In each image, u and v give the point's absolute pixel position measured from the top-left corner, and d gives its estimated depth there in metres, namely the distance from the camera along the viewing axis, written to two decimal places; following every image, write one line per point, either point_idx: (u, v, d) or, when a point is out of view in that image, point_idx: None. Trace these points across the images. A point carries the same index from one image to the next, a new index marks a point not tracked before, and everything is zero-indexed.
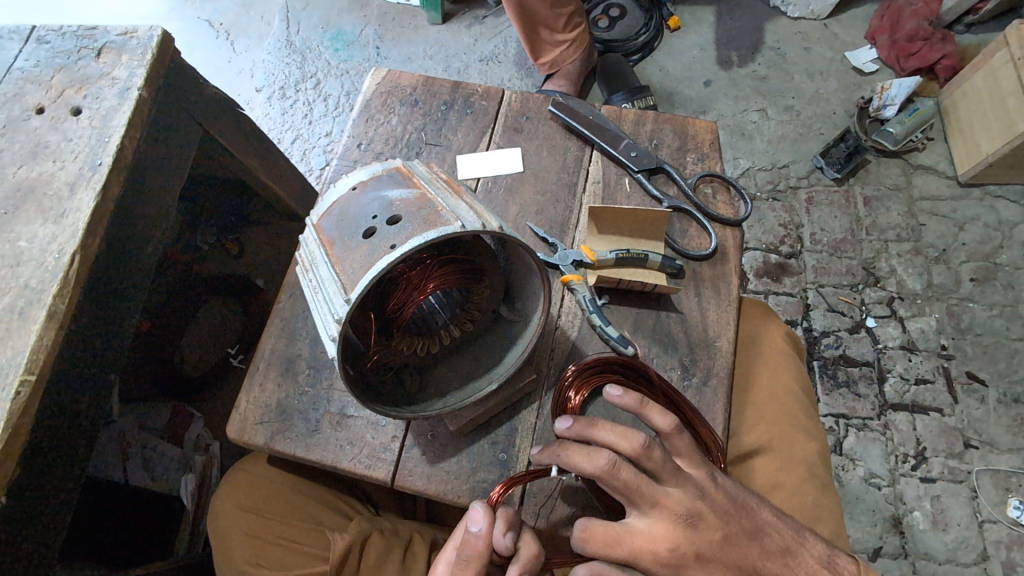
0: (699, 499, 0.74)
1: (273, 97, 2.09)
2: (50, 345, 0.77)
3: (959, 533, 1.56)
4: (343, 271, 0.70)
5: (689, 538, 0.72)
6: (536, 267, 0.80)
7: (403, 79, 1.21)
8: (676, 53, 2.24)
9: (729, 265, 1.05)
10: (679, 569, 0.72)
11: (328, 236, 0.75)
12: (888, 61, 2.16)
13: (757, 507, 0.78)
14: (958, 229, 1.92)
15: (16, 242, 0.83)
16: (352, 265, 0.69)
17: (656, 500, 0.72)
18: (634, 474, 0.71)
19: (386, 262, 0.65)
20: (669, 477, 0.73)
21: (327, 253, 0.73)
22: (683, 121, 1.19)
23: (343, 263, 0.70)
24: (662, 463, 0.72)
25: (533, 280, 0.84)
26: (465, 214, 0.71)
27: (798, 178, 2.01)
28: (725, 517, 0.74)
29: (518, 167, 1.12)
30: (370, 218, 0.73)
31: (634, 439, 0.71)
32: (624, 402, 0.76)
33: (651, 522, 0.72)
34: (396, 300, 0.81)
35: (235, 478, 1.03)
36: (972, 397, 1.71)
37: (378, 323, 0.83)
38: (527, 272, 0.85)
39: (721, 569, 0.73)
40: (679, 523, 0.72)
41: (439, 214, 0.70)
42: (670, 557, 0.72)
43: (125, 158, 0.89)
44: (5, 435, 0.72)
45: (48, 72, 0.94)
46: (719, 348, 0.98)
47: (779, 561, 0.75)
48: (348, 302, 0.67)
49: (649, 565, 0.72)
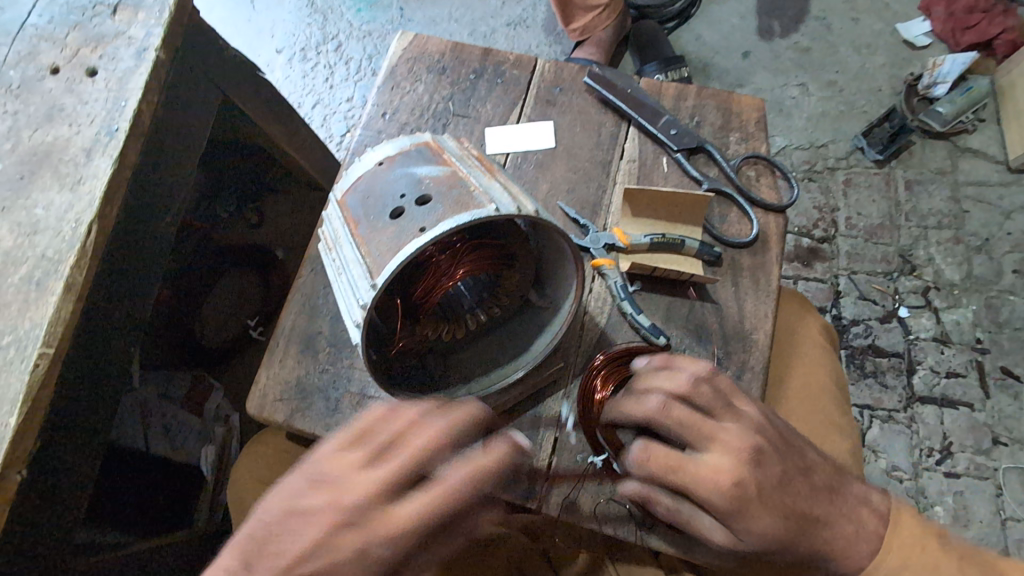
0: (757, 432, 0.71)
1: (294, 58, 2.03)
2: (69, 318, 0.75)
3: (981, 530, 1.52)
4: (369, 253, 0.66)
5: (753, 472, 0.68)
6: (572, 254, 0.75)
7: (431, 44, 1.15)
8: (715, 21, 2.11)
9: (771, 254, 0.99)
10: (742, 498, 0.67)
11: (353, 214, 0.71)
12: (942, 34, 2.01)
13: (798, 445, 0.73)
14: (1005, 218, 1.81)
15: (33, 210, 0.80)
16: (379, 248, 0.65)
17: (715, 434, 0.70)
18: (685, 410, 0.72)
19: (416, 246, 0.61)
20: (723, 412, 0.73)
21: (352, 232, 0.70)
22: (727, 96, 1.11)
23: (369, 245, 0.66)
24: (712, 400, 0.73)
25: (567, 266, 0.80)
26: (499, 195, 0.66)
27: (836, 159, 1.90)
28: (766, 455, 0.70)
29: (549, 142, 1.07)
30: (398, 197, 0.68)
31: (678, 378, 0.75)
32: (649, 365, 0.79)
33: (699, 449, 0.70)
34: (424, 285, 0.77)
35: (252, 451, 1.02)
36: (1005, 393, 1.64)
37: (405, 308, 0.79)
38: (559, 257, 0.81)
39: (778, 505, 0.68)
40: (741, 457, 0.68)
41: (471, 194, 0.66)
42: (732, 487, 0.67)
43: (142, 123, 0.85)
44: (23, 408, 0.71)
45: (63, 30, 0.90)
46: (756, 341, 0.94)
47: (827, 501, 0.72)
48: (374, 287, 0.63)
49: (709, 493, 0.67)
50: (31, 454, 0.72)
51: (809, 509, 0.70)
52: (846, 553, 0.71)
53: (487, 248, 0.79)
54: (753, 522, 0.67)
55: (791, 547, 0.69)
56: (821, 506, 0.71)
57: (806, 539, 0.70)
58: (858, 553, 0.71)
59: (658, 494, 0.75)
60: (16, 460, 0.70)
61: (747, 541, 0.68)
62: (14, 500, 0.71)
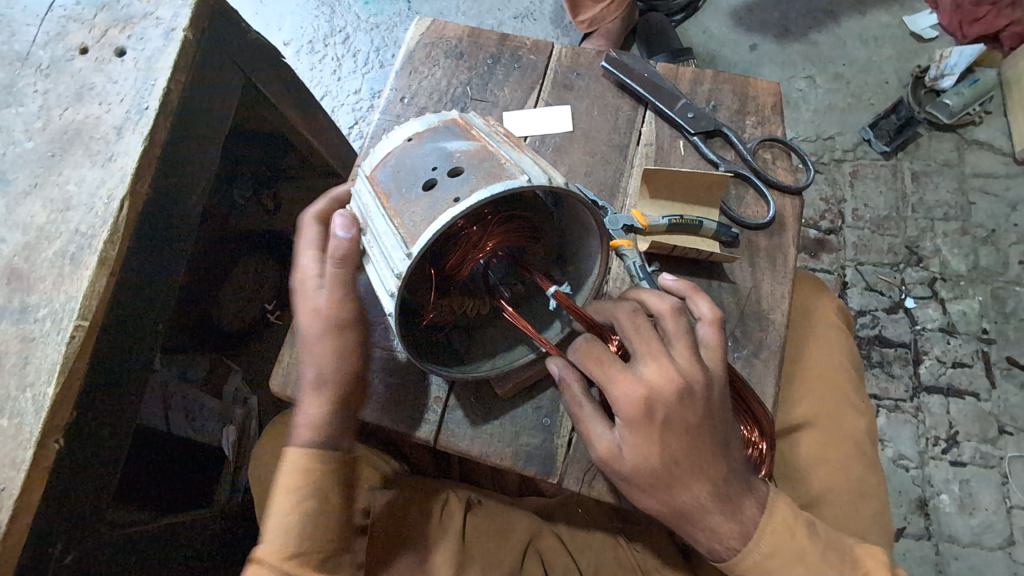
0: (702, 382, 0.70)
1: (302, 51, 2.04)
2: (103, 291, 0.77)
3: (986, 518, 1.54)
4: (403, 224, 0.67)
5: (670, 405, 0.68)
6: (598, 230, 0.78)
7: (448, 29, 1.16)
8: (723, 13, 2.12)
9: (787, 237, 1.00)
10: (645, 416, 0.68)
11: (384, 188, 0.72)
12: (950, 27, 2.02)
13: (731, 420, 0.74)
14: (1011, 210, 1.82)
15: (65, 186, 0.81)
16: (413, 219, 0.67)
17: (660, 360, 0.69)
18: (649, 327, 0.71)
19: (451, 215, 0.63)
20: (680, 348, 0.71)
21: (384, 205, 0.71)
22: (743, 81, 1.12)
23: (403, 216, 0.68)
24: (676, 336, 0.72)
25: (589, 242, 0.82)
26: (530, 167, 0.68)
27: (844, 150, 1.92)
28: (694, 399, 0.69)
29: (567, 126, 1.08)
30: (430, 170, 0.70)
31: (666, 300, 0.74)
32: (676, 286, 0.82)
33: (639, 360, 0.70)
34: (457, 255, 0.78)
35: (275, 430, 1.06)
36: (1010, 382, 1.65)
37: (437, 279, 0.82)
38: (581, 233, 0.83)
39: (676, 443, 0.69)
40: (670, 387, 0.68)
41: (503, 166, 0.67)
42: (638, 403, 0.68)
43: (172, 103, 0.86)
44: (61, 377, 0.73)
45: (91, 11, 0.91)
46: (773, 321, 0.95)
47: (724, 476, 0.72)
48: (409, 256, 0.65)
49: (617, 395, 0.69)
50: (70, 423, 0.74)
51: (701, 470, 0.71)
52: (710, 524, 0.72)
53: (515, 220, 0.80)
54: (642, 444, 0.69)
55: (663, 487, 0.71)
56: (711, 477, 0.71)
57: (678, 491, 0.71)
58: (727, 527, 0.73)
59: (573, 381, 0.76)
60: (55, 428, 0.72)
61: (625, 457, 0.71)
62: (53, 469, 0.73)
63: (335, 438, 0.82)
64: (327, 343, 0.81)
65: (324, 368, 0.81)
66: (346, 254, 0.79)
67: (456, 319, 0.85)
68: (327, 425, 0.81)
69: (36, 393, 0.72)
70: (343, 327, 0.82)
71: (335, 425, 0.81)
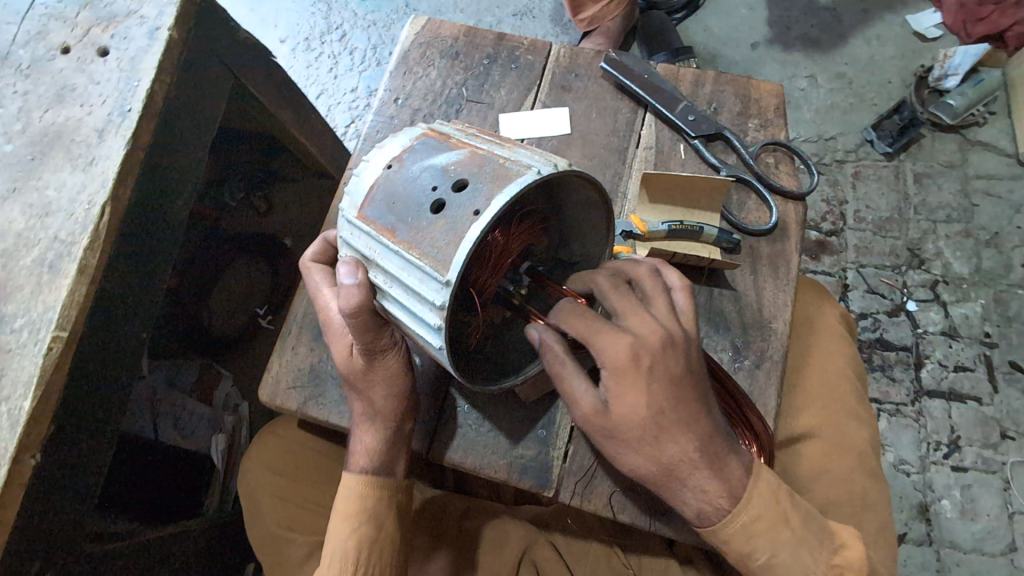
0: (681, 335, 0.70)
1: (298, 48, 2.01)
2: (83, 300, 0.74)
3: (987, 524, 1.52)
4: (424, 253, 0.65)
5: (655, 355, 0.67)
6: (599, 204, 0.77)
7: (443, 28, 1.13)
8: (724, 11, 2.09)
9: (789, 243, 0.98)
10: (632, 367, 0.67)
11: (383, 224, 0.69)
12: (953, 26, 1.99)
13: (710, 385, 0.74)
14: (1015, 212, 1.80)
15: (45, 191, 0.79)
16: (434, 245, 0.64)
17: (642, 315, 0.69)
18: (628, 288, 0.72)
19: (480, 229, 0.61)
20: (659, 306, 0.72)
21: (392, 241, 0.68)
22: (745, 83, 1.09)
23: (421, 245, 0.65)
24: (654, 295, 0.73)
25: (594, 216, 0.79)
26: (529, 160, 0.67)
27: (846, 151, 1.89)
28: (677, 350, 0.69)
29: (564, 128, 1.05)
30: (431, 191, 0.67)
31: (640, 266, 0.76)
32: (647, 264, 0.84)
33: (622, 316, 0.70)
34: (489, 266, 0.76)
35: (267, 440, 1.02)
36: (1013, 387, 1.63)
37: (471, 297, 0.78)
38: (585, 209, 0.79)
39: (664, 395, 0.68)
40: (654, 338, 0.68)
41: (506, 166, 0.66)
42: (625, 355, 0.66)
43: (156, 104, 0.84)
44: (39, 390, 0.70)
45: (74, 9, 0.89)
46: (774, 330, 0.93)
47: (709, 431, 0.71)
48: (447, 283, 0.63)
49: (603, 347, 0.67)
50: (47, 437, 0.72)
51: (689, 423, 0.69)
52: (701, 481, 0.70)
53: (529, 217, 0.78)
54: (628, 395, 0.68)
55: (650, 441, 0.69)
56: (697, 433, 0.69)
57: (666, 446, 0.69)
58: (720, 488, 0.70)
59: (555, 342, 0.72)
60: (31, 443, 0.69)
61: (612, 412, 0.69)
62: (28, 486, 0.70)
63: (388, 463, 0.83)
64: (376, 374, 0.79)
65: (376, 403, 0.80)
66: (360, 304, 0.71)
67: (489, 331, 0.83)
68: (381, 451, 0.82)
69: (12, 406, 0.69)
70: (382, 355, 0.79)
71: (388, 452, 0.82)
